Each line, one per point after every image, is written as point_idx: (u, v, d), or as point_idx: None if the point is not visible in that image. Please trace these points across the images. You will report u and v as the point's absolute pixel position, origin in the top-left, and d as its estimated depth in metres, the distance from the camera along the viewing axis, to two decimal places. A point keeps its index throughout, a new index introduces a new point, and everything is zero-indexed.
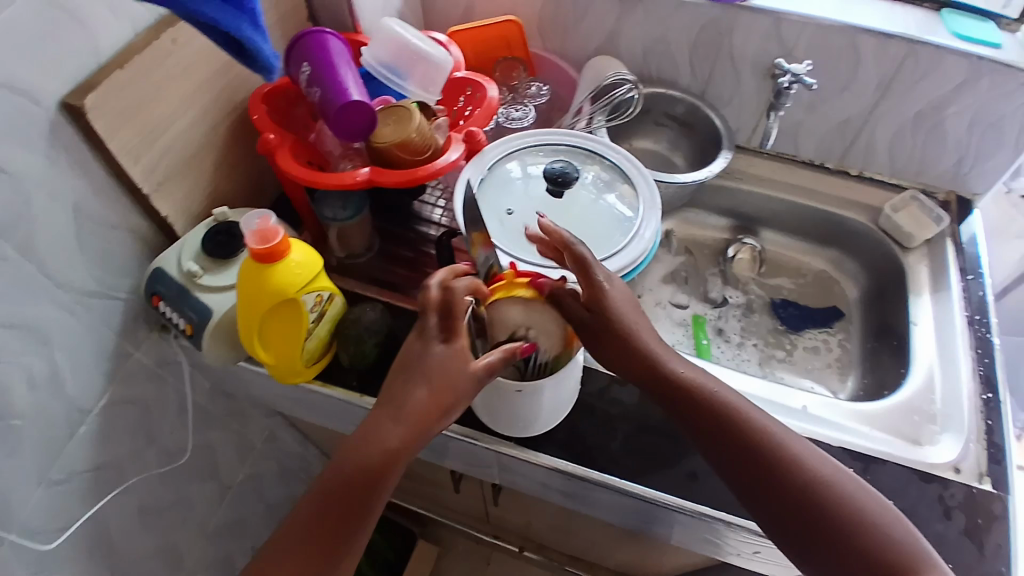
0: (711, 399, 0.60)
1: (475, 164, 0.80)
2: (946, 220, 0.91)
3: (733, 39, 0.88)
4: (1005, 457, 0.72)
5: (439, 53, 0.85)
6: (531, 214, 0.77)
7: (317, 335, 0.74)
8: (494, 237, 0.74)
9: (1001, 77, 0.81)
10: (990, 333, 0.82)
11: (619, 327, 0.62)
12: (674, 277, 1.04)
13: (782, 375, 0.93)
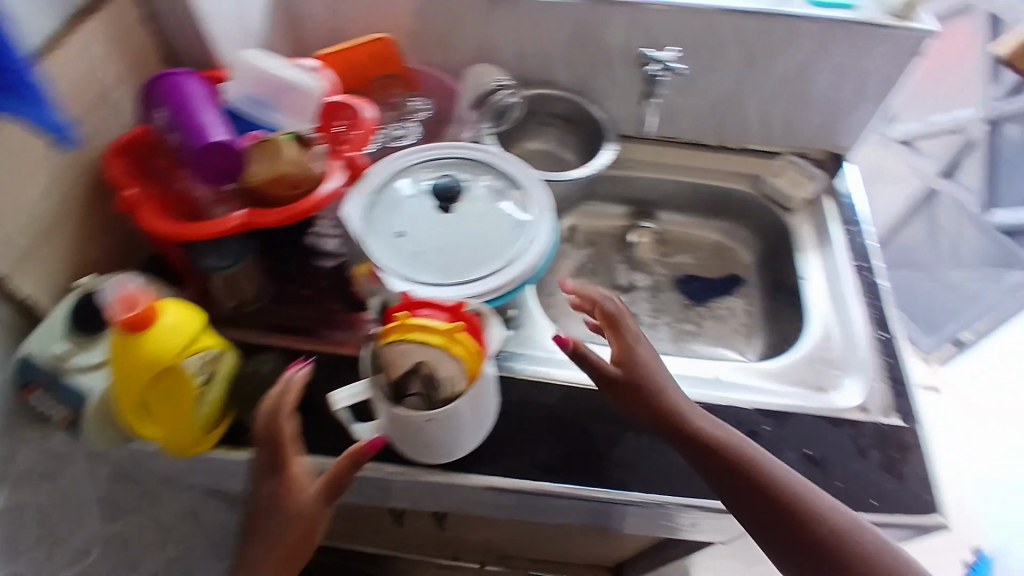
0: (681, 420, 0.66)
1: (358, 191, 0.77)
2: (821, 176, 0.98)
3: (604, 33, 0.90)
4: (908, 390, 0.77)
5: (308, 79, 0.82)
6: (421, 231, 0.74)
7: (212, 398, 0.70)
8: (384, 261, 0.72)
9: (855, 38, 0.86)
10: (875, 277, 0.89)
11: (635, 377, 0.68)
12: (582, 271, 1.06)
13: (695, 348, 0.96)
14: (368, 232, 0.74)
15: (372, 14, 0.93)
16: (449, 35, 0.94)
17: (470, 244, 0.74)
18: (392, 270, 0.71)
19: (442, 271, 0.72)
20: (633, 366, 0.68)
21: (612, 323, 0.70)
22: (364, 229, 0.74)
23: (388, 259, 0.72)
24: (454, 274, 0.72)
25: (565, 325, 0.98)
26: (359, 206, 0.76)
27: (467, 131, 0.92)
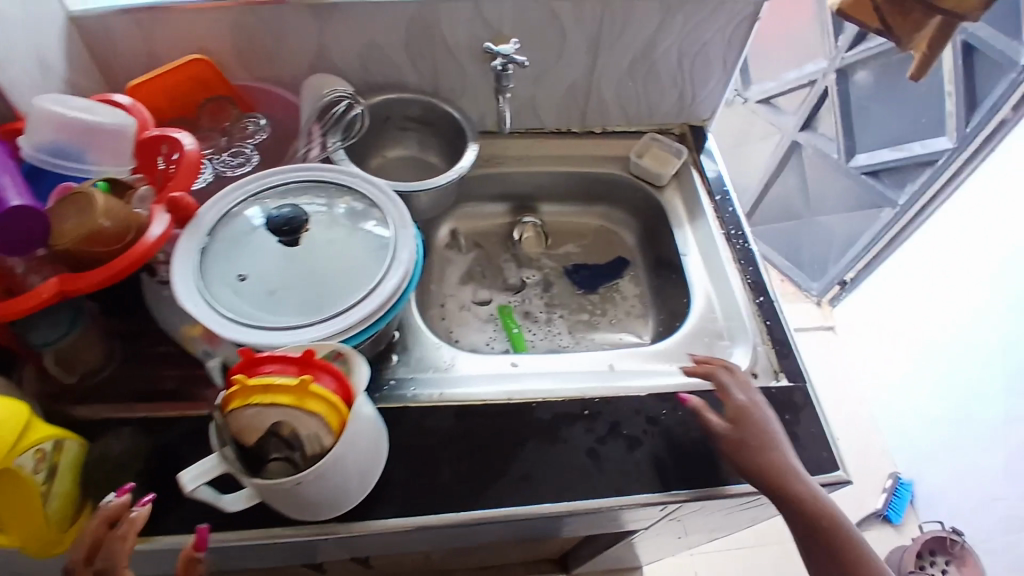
0: (783, 476, 0.64)
1: (190, 232, 0.68)
2: (685, 151, 0.99)
3: (443, 30, 0.86)
4: (791, 350, 0.80)
5: (118, 116, 0.74)
6: (266, 271, 0.67)
7: (59, 492, 0.60)
8: (223, 309, 0.64)
9: (690, 11, 0.87)
10: (747, 243, 0.91)
11: (760, 437, 0.67)
12: (471, 275, 1.01)
13: (594, 337, 0.95)
14: (207, 277, 0.66)
15: (187, 34, 0.84)
16: (282, 47, 0.87)
17: (324, 277, 0.68)
18: (237, 317, 0.64)
19: (297, 310, 0.65)
20: (749, 427, 0.67)
21: (736, 382, 0.72)
22: (202, 275, 0.66)
23: (233, 306, 0.64)
24: (311, 313, 0.65)
25: (459, 335, 0.94)
26: (194, 249, 0.67)
27: (315, 148, 0.83)
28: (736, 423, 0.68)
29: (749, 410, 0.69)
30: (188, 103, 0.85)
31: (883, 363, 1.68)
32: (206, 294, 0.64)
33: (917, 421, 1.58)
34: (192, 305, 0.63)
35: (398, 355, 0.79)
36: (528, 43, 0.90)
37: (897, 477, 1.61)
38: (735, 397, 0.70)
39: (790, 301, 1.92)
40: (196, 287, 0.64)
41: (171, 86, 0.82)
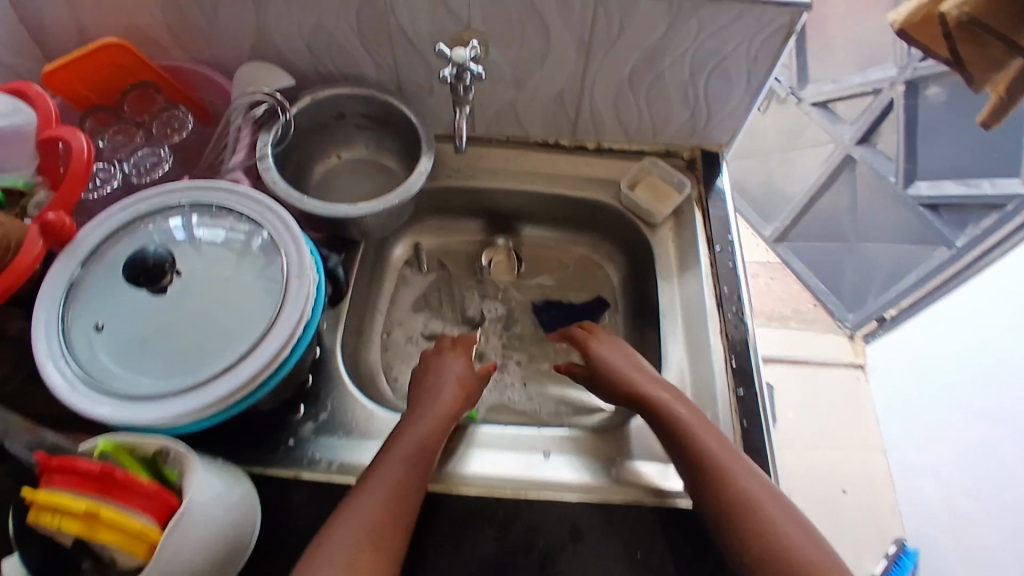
0: (678, 415, 0.63)
1: (63, 258, 0.59)
2: (688, 185, 0.83)
3: (399, 19, 0.71)
4: (767, 461, 0.67)
5: (19, 112, 0.63)
6: (135, 321, 0.57)
7: None
8: (76, 365, 0.55)
9: (708, 15, 0.68)
10: (745, 313, 0.76)
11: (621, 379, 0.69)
12: (426, 301, 0.90)
13: (551, 392, 0.83)
14: (72, 317, 0.57)
15: (109, 6, 0.72)
16: (217, 27, 0.74)
17: (201, 332, 0.57)
18: (94, 376, 0.54)
19: (166, 374, 0.55)
20: (622, 371, 0.70)
21: (594, 332, 0.76)
22: (67, 313, 0.57)
23: (93, 360, 0.55)
24: (178, 379, 0.55)
25: (398, 376, 0.84)
26: (62, 281, 0.58)
27: (242, 153, 0.71)
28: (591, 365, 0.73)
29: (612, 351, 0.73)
30: (108, 87, 0.73)
31: (909, 419, 1.48)
32: (66, 341, 0.55)
33: (930, 489, 1.39)
34: (46, 356, 0.54)
35: (306, 404, 0.69)
36: (506, 41, 0.74)
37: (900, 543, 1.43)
38: (588, 342, 0.75)
39: (819, 332, 1.70)
40: (56, 331, 0.55)
41: (86, 71, 0.70)
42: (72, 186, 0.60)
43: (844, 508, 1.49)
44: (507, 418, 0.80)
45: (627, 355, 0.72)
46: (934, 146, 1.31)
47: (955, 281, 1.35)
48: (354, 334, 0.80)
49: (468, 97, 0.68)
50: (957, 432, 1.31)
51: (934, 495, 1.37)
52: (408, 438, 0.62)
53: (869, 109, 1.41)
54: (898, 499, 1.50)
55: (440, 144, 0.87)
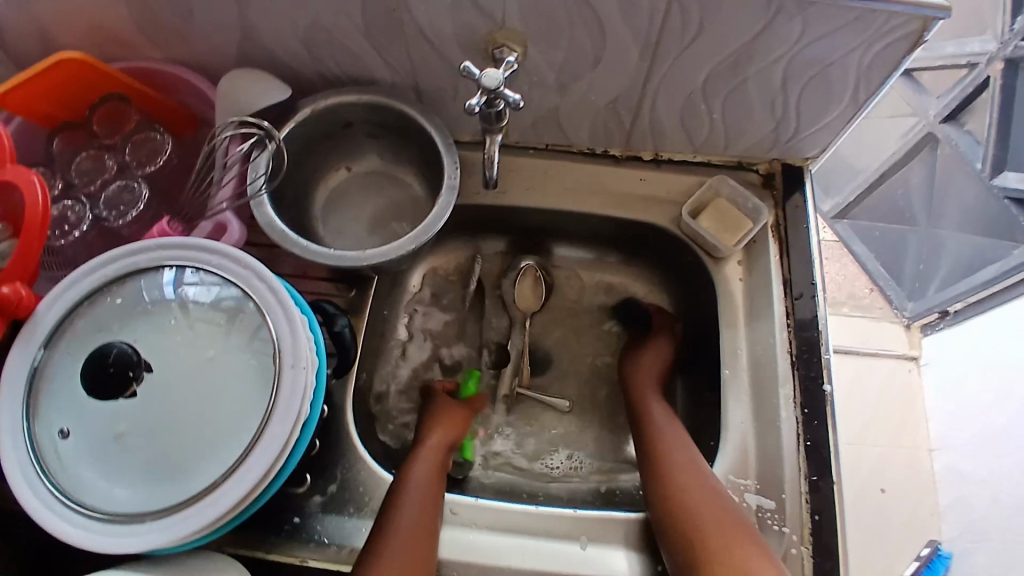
0: (663, 440, 0.65)
1: (23, 338, 0.52)
2: (764, 213, 0.70)
3: (416, 16, 0.57)
4: (837, 562, 0.60)
5: None
6: (104, 422, 0.50)
7: None
8: (47, 475, 0.49)
9: (819, 15, 0.52)
10: (827, 383, 0.66)
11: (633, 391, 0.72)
12: (441, 330, 0.80)
13: (594, 449, 0.76)
14: (40, 414, 0.51)
15: (68, 3, 0.59)
16: (197, 24, 0.60)
17: (180, 433, 0.50)
18: (73, 490, 0.49)
19: (144, 487, 0.49)
20: (643, 374, 0.73)
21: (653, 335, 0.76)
22: (34, 410, 0.51)
23: (69, 470, 0.50)
24: (156, 494, 0.49)
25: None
26: (24, 370, 0.51)
27: (228, 187, 0.61)
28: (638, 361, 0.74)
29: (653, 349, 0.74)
30: (71, 101, 0.63)
31: (965, 424, 1.20)
32: (34, 449, 0.50)
33: (976, 499, 1.14)
34: (16, 470, 0.49)
35: (312, 474, 0.63)
36: (548, 41, 0.58)
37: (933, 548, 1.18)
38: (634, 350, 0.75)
39: (872, 318, 1.39)
40: (22, 436, 0.50)
41: (43, 89, 0.60)
42: (29, 249, 0.51)
43: (880, 509, 1.24)
44: (543, 477, 0.73)
45: (662, 359, 0.73)
46: None
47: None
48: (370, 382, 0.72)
49: (502, 124, 0.58)
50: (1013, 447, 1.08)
51: (980, 507, 1.12)
52: (437, 435, 0.66)
53: (959, 87, 1.15)
54: (939, 501, 1.23)
55: (463, 152, 0.73)
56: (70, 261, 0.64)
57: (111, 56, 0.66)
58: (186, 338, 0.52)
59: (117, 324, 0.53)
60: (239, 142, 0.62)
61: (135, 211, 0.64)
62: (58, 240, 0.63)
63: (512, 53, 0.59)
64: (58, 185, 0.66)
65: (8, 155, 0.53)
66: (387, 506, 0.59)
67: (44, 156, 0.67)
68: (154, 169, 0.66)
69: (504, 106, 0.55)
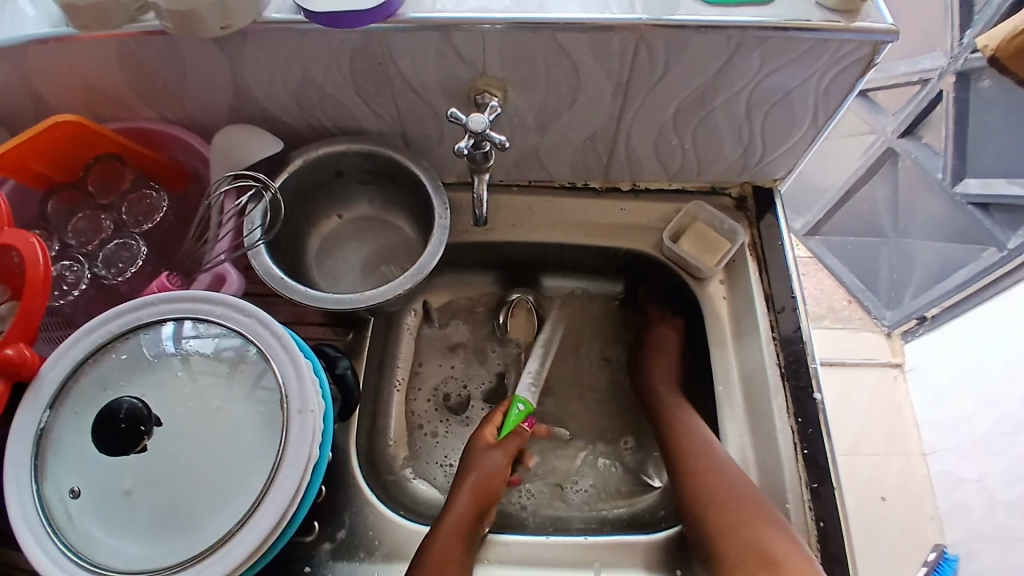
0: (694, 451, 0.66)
1: (28, 400, 0.52)
2: (741, 233, 0.74)
3: (401, 68, 0.60)
4: (844, 566, 0.62)
5: None
6: (111, 479, 0.50)
7: None
8: (57, 532, 0.49)
9: (775, 48, 0.56)
10: (816, 392, 0.68)
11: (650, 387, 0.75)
12: (435, 369, 0.81)
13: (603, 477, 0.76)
14: (47, 474, 0.51)
15: (63, 69, 0.61)
16: (190, 83, 0.63)
17: (189, 485, 0.50)
18: (83, 548, 0.49)
19: (154, 542, 0.49)
20: (664, 355, 0.77)
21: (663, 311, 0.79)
22: (41, 469, 0.51)
23: (77, 528, 0.50)
24: (167, 550, 0.49)
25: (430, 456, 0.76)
26: (30, 430, 0.51)
27: (226, 240, 0.63)
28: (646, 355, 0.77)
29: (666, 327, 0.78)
30: (68, 163, 0.65)
31: (955, 427, 1.23)
32: (43, 508, 0.50)
33: (975, 501, 1.15)
34: (24, 528, 0.49)
35: (319, 520, 0.63)
36: (527, 84, 0.62)
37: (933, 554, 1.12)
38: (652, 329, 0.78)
39: (854, 329, 1.43)
40: (31, 497, 0.50)
41: (39, 152, 0.62)
42: (30, 310, 0.52)
43: (881, 516, 1.25)
44: (557, 505, 0.74)
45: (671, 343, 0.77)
46: (991, 135, 1.07)
47: (1002, 286, 1.15)
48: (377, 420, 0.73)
49: (488, 164, 0.61)
50: (1002, 449, 1.09)
51: (979, 509, 1.14)
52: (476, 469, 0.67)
53: (914, 100, 1.17)
54: (938, 506, 1.25)
55: (454, 193, 0.77)
56: (68, 317, 0.65)
57: (106, 117, 0.69)
58: (192, 390, 0.53)
59: (123, 380, 0.53)
60: (234, 196, 0.64)
61: (134, 268, 0.67)
62: (57, 300, 0.64)
63: (493, 98, 0.62)
64: (55, 246, 0.67)
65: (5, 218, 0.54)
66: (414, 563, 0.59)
67: (38, 218, 0.68)
68: (152, 226, 0.69)
69: (490, 146, 0.59)
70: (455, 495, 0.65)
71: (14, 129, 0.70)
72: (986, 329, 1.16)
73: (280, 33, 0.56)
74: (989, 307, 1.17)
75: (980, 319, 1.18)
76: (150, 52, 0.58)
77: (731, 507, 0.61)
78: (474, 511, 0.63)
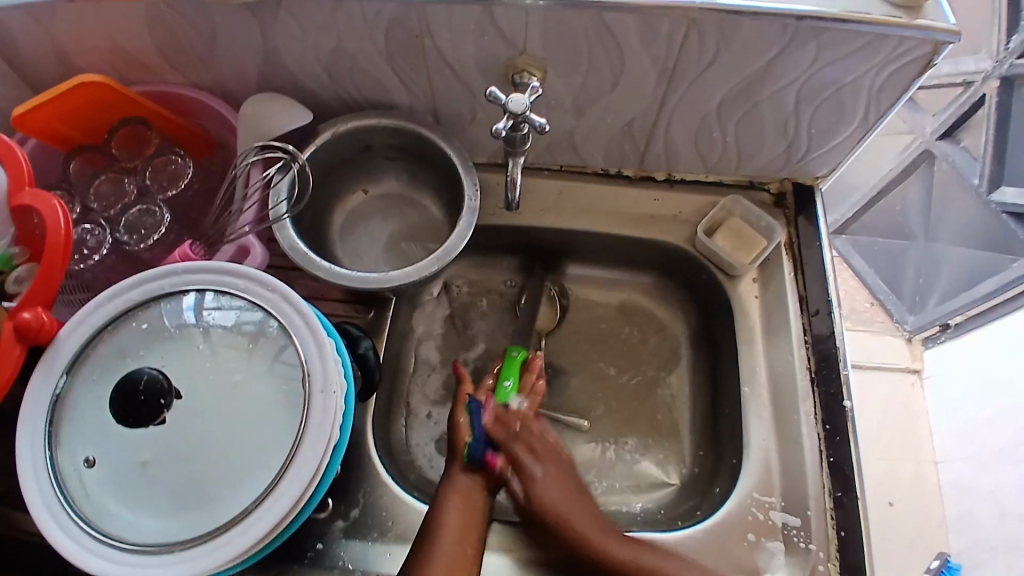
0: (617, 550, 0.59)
1: (44, 366, 0.51)
2: (779, 232, 0.71)
3: (439, 42, 0.57)
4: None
5: None
6: (128, 451, 0.50)
7: None
8: (71, 502, 0.49)
9: (833, 40, 0.53)
10: (845, 398, 0.66)
11: (557, 510, 0.61)
12: (450, 352, 0.78)
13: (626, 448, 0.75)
14: (61, 442, 0.50)
15: (90, 27, 0.59)
16: (220, 49, 0.61)
17: (207, 461, 0.49)
18: (98, 520, 0.49)
19: (169, 517, 0.49)
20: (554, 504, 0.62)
21: (538, 445, 0.65)
22: (56, 438, 0.50)
23: (91, 500, 0.49)
24: (182, 525, 0.48)
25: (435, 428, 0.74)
26: (46, 398, 0.51)
27: (251, 211, 0.62)
28: (534, 498, 0.62)
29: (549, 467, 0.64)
30: (93, 124, 0.64)
31: (968, 437, 1.21)
32: (58, 479, 0.49)
33: (983, 511, 1.14)
34: (38, 498, 0.49)
35: (334, 498, 0.63)
36: (567, 66, 0.60)
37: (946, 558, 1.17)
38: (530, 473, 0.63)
39: (875, 332, 1.40)
40: (46, 468, 0.49)
41: (63, 112, 0.60)
42: (51, 275, 0.50)
43: (888, 522, 1.23)
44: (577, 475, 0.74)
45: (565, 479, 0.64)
46: None
47: None
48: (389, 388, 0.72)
49: (524, 147, 0.59)
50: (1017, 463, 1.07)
51: (988, 521, 1.12)
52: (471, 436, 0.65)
53: (956, 104, 1.12)
54: (946, 515, 1.22)
55: (483, 174, 0.75)
56: (89, 283, 0.64)
57: (131, 79, 0.67)
58: (212, 364, 0.52)
59: (142, 350, 0.52)
60: (260, 168, 0.62)
61: (157, 235, 0.65)
62: (79, 265, 0.63)
63: (532, 78, 0.60)
64: (77, 209, 0.66)
65: (26, 178, 0.53)
66: (418, 545, 0.58)
67: (62, 180, 0.67)
68: (176, 193, 0.67)
69: (528, 129, 0.57)
70: (451, 473, 0.63)
71: (37, 88, 0.69)
72: (1009, 342, 1.14)
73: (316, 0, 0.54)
74: (1015, 319, 1.14)
75: (1006, 329, 1.15)
76: (179, 13, 0.56)
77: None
78: (476, 487, 0.62)
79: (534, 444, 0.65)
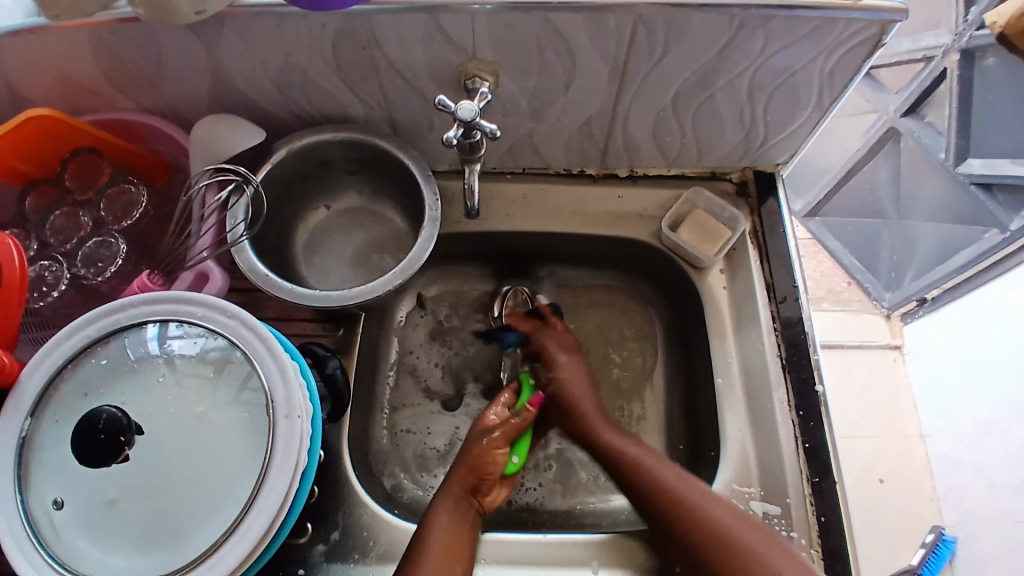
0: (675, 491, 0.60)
1: (7, 409, 0.50)
2: (742, 221, 0.72)
3: (388, 53, 0.57)
4: (846, 565, 0.61)
5: None
6: (95, 490, 0.49)
7: None
8: (37, 546, 0.48)
9: (780, 28, 0.54)
10: (818, 384, 0.67)
11: (569, 396, 0.71)
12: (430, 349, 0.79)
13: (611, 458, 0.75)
14: (30, 485, 0.49)
15: (35, 61, 0.59)
16: (167, 74, 0.60)
17: (176, 495, 0.49)
18: (69, 561, 0.48)
19: (141, 552, 0.48)
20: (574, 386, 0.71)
21: (560, 339, 0.74)
22: (24, 480, 0.49)
23: (63, 541, 0.49)
24: (156, 560, 0.48)
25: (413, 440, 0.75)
26: (12, 439, 0.50)
27: (208, 236, 0.61)
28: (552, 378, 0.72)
29: (570, 358, 0.73)
30: (46, 157, 0.63)
31: (950, 411, 1.22)
32: (27, 520, 0.48)
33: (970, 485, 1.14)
34: (9, 539, 0.48)
35: (313, 522, 0.62)
36: (519, 68, 0.59)
37: (938, 531, 1.19)
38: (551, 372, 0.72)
39: (853, 311, 1.41)
40: (16, 511, 0.49)
41: (11, 146, 0.59)
42: (7, 313, 0.49)
43: (881, 501, 1.24)
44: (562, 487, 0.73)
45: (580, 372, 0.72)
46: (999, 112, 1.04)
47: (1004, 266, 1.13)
48: (365, 395, 0.72)
49: (479, 154, 0.60)
50: (1003, 431, 1.08)
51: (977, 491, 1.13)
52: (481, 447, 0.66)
53: (919, 79, 1.13)
54: (936, 488, 1.24)
55: (445, 181, 0.74)
56: (50, 319, 0.63)
57: (83, 108, 0.66)
58: (175, 396, 0.51)
59: (103, 387, 0.51)
60: (216, 189, 0.62)
61: (114, 267, 0.64)
62: (36, 302, 0.62)
63: (484, 83, 0.60)
64: (33, 246, 0.65)
65: None
66: (405, 561, 0.57)
67: (16, 217, 0.66)
68: (131, 222, 0.66)
69: (481, 136, 0.57)
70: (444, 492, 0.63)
71: None
72: (987, 313, 1.14)
73: (258, 18, 0.53)
74: (986, 290, 1.15)
75: (983, 300, 1.15)
76: (122, 38, 0.55)
77: (733, 568, 0.55)
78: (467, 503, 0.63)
79: (560, 338, 0.74)
